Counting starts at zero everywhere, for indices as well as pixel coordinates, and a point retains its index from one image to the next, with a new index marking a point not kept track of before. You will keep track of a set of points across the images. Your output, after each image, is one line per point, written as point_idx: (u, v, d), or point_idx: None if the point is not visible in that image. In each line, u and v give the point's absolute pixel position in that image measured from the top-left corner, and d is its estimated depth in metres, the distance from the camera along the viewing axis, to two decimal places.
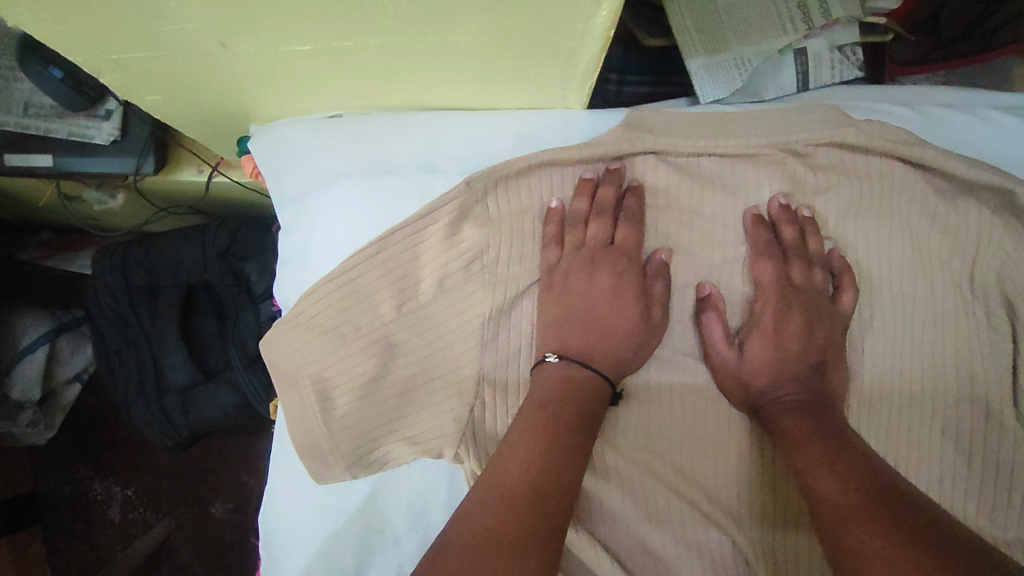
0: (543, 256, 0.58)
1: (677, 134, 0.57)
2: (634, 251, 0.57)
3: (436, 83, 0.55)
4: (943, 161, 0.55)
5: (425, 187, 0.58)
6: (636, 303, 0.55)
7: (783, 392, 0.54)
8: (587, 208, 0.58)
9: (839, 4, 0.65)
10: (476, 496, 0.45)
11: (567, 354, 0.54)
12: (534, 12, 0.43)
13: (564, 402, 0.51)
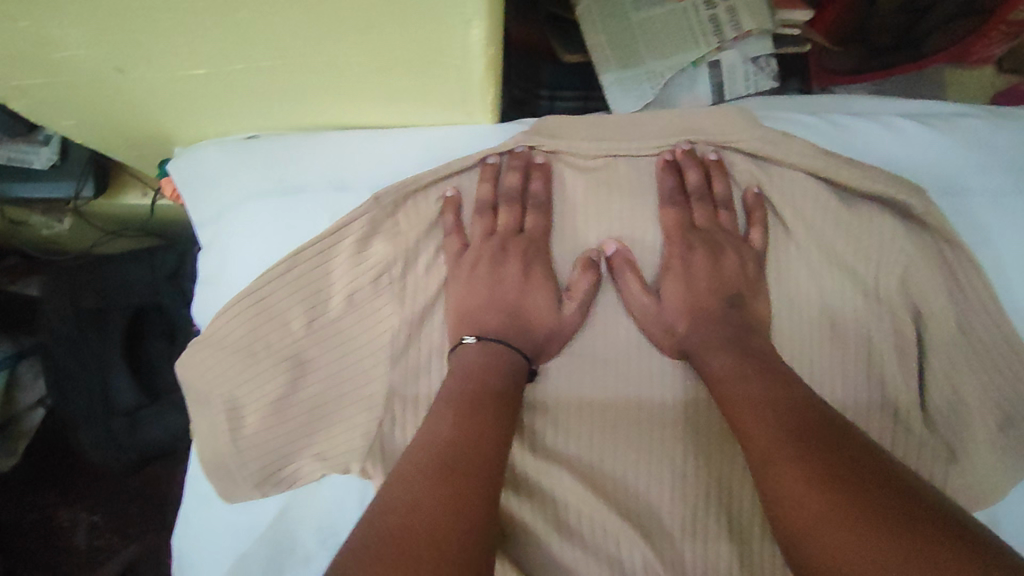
0: (446, 246, 0.58)
1: (581, 142, 0.58)
2: (539, 236, 0.59)
3: (343, 104, 0.56)
4: (837, 169, 0.56)
5: (336, 204, 0.59)
6: (550, 291, 0.58)
7: (710, 338, 0.55)
8: (492, 195, 0.59)
9: (750, 18, 0.65)
10: (412, 454, 0.46)
11: (486, 334, 0.56)
12: (410, 33, 0.43)
13: (493, 365, 0.54)
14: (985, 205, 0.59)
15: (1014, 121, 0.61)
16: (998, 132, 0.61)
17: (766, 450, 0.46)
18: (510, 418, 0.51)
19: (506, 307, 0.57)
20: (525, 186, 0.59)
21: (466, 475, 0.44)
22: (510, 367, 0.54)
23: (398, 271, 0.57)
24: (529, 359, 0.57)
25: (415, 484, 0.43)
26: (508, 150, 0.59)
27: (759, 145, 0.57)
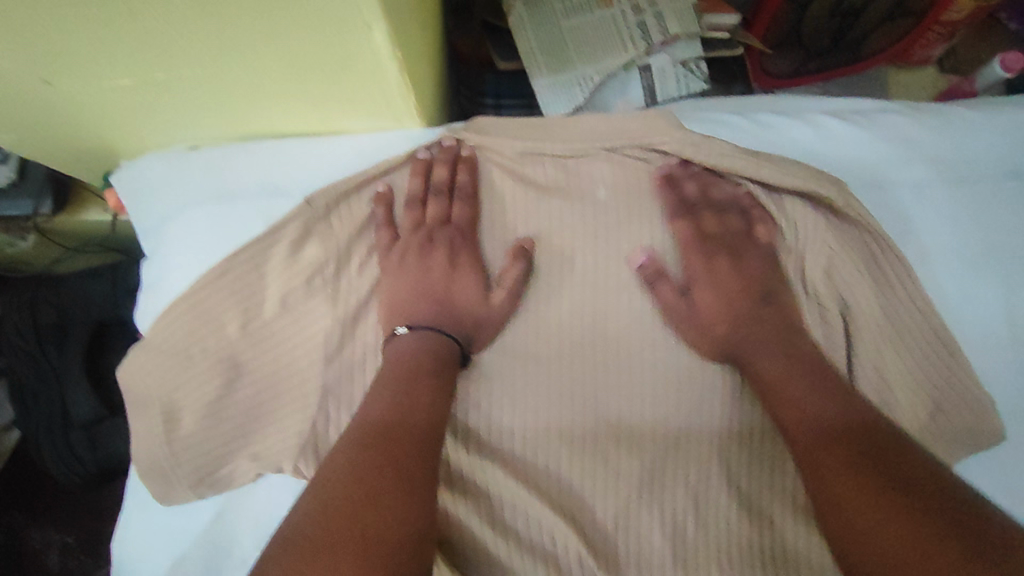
0: (378, 238, 0.60)
1: (506, 143, 0.60)
2: (466, 226, 0.59)
3: (275, 112, 0.58)
4: (756, 166, 0.57)
5: (271, 210, 0.62)
6: (475, 278, 0.58)
7: (751, 342, 0.56)
8: (422, 188, 0.60)
9: (676, 22, 0.67)
10: (350, 428, 0.49)
11: (417, 325, 0.57)
12: (315, 38, 0.45)
13: (424, 352, 0.55)
14: (905, 194, 0.60)
15: (931, 115, 0.63)
16: (915, 127, 0.62)
17: (827, 455, 0.48)
18: (444, 395, 0.53)
19: (438, 303, 0.58)
20: (452, 181, 0.60)
21: (399, 450, 0.47)
22: (436, 349, 0.55)
23: (330, 271, 0.59)
24: (460, 342, 0.57)
25: (346, 454, 0.46)
26: (436, 145, 0.61)
27: (682, 142, 0.59)
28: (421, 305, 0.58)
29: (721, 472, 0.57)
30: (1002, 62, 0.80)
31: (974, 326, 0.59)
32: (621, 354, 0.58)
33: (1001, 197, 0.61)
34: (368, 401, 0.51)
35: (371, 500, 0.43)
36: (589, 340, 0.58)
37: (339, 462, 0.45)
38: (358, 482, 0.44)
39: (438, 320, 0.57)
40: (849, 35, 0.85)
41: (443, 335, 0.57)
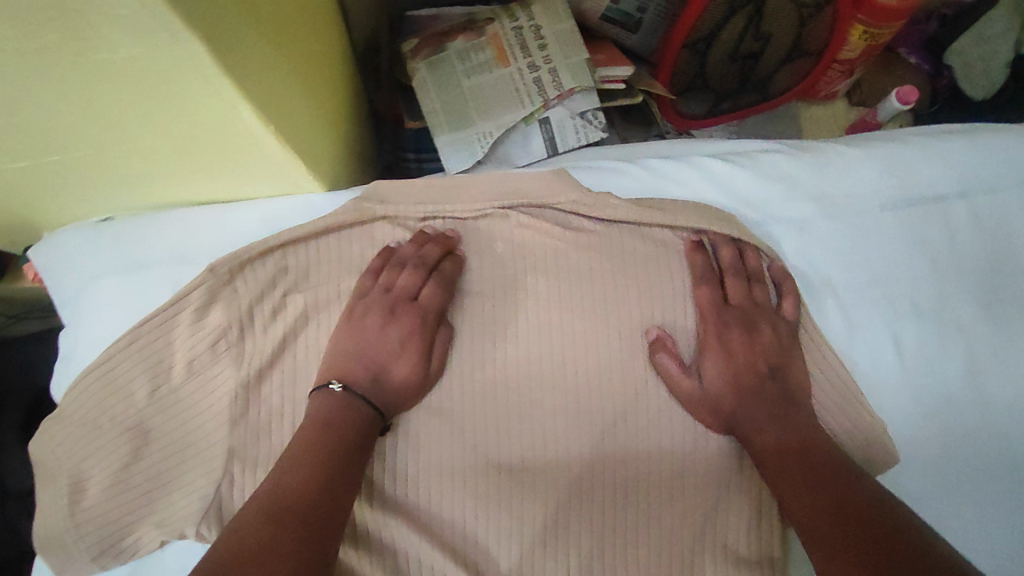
0: (359, 283, 0.61)
1: (404, 204, 0.65)
2: (431, 311, 0.59)
3: (175, 185, 0.60)
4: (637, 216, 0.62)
5: (178, 278, 0.63)
6: (415, 352, 0.57)
7: (749, 409, 0.56)
8: (411, 254, 0.61)
9: (571, 77, 0.70)
10: (253, 497, 0.46)
11: (353, 385, 0.55)
12: (186, 121, 0.47)
13: (343, 418, 0.53)
14: (788, 231, 0.63)
15: (810, 154, 0.66)
16: (795, 167, 0.65)
17: (804, 506, 0.48)
18: (357, 471, 0.51)
19: (374, 370, 0.56)
20: (438, 264, 0.61)
21: (308, 528, 0.44)
22: (358, 415, 0.53)
23: (234, 335, 0.60)
24: (380, 411, 0.55)
25: (251, 532, 0.42)
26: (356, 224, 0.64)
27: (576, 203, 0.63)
28: (352, 362, 0.57)
29: (625, 513, 0.58)
30: (897, 95, 0.83)
31: (861, 354, 0.61)
32: (524, 402, 0.59)
33: (880, 229, 0.63)
34: (274, 467, 0.49)
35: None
36: (492, 390, 0.59)
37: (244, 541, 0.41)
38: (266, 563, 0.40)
39: (372, 391, 0.55)
40: (755, 76, 0.87)
41: (366, 405, 0.54)
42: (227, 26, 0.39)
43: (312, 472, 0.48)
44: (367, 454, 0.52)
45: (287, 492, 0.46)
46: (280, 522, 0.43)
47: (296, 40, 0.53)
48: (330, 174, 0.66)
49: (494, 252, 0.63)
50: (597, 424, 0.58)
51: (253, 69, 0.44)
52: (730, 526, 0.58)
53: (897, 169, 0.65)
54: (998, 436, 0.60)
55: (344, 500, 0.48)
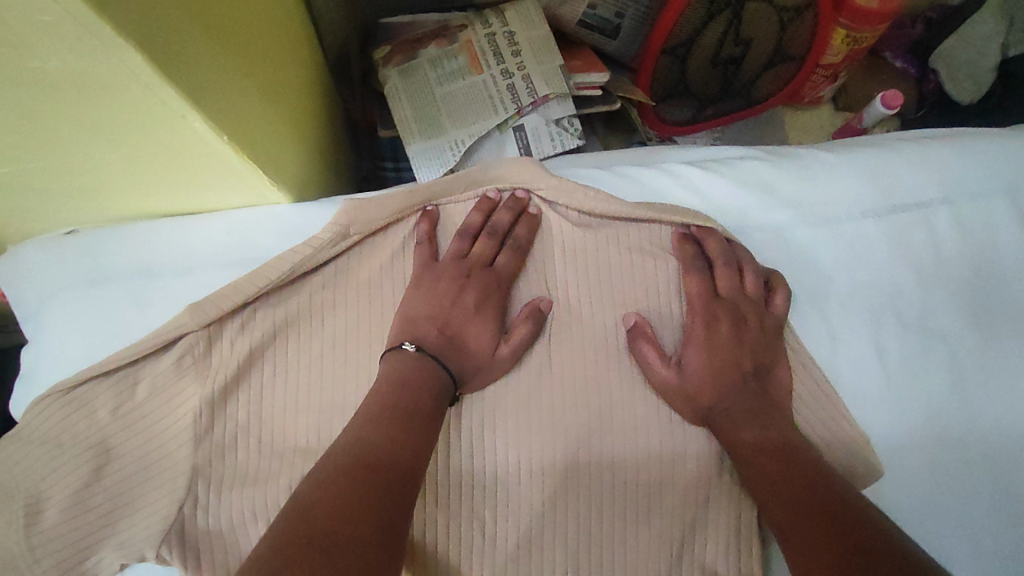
0: (420, 252, 0.60)
1: (383, 211, 0.61)
2: (506, 278, 0.59)
3: (137, 196, 0.58)
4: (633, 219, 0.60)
5: (143, 292, 0.62)
6: (490, 324, 0.56)
7: (732, 404, 0.53)
8: (479, 224, 0.61)
9: (544, 84, 0.70)
10: (331, 455, 0.43)
11: (424, 345, 0.53)
12: (134, 131, 0.46)
13: (423, 384, 0.50)
14: (770, 238, 0.61)
15: (789, 160, 0.64)
16: (774, 172, 0.63)
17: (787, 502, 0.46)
18: (432, 431, 0.49)
19: (447, 334, 0.55)
20: (511, 231, 0.61)
21: (388, 485, 0.42)
22: (433, 383, 0.51)
23: (199, 351, 0.57)
24: (456, 379, 0.53)
25: (329, 480, 0.41)
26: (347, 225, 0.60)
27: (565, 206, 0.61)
28: (421, 325, 0.55)
29: (606, 531, 0.55)
30: (881, 99, 0.82)
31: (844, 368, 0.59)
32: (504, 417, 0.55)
33: (861, 237, 0.61)
34: (353, 427, 0.46)
35: (364, 529, 0.38)
36: (473, 402, 0.55)
37: (320, 487, 0.40)
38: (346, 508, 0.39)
39: (445, 352, 0.53)
40: (737, 80, 0.85)
41: (443, 373, 0.52)
42: (165, 30, 0.38)
43: (391, 438, 0.46)
44: (439, 422, 0.50)
45: (371, 455, 0.44)
46: (361, 484, 0.41)
47: (253, 46, 0.52)
48: (297, 183, 0.65)
49: (537, 219, 0.61)
50: (579, 440, 0.55)
51: (199, 74, 0.43)
52: (710, 545, 0.56)
53: (878, 175, 0.63)
54: (985, 449, 0.58)
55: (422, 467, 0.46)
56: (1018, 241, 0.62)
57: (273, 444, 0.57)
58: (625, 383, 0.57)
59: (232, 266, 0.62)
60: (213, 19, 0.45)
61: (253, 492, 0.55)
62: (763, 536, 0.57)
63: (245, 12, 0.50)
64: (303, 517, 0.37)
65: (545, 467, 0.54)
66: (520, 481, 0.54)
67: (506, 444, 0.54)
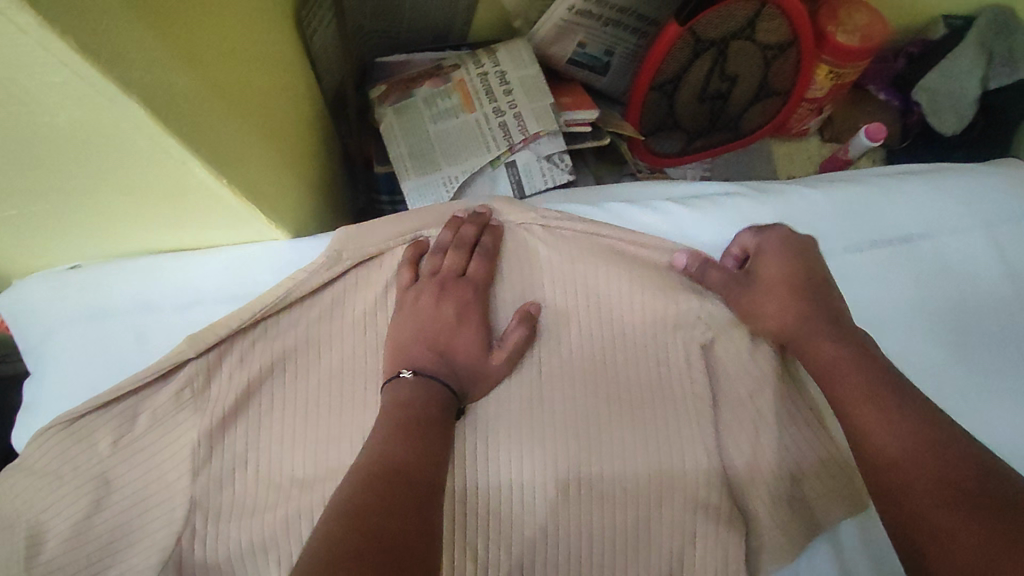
0: (398, 277, 0.61)
1: (374, 240, 0.63)
2: (481, 284, 0.60)
3: (140, 233, 0.60)
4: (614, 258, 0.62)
5: (141, 326, 0.64)
6: (479, 335, 0.57)
7: (822, 347, 0.55)
8: (449, 239, 0.62)
9: (536, 122, 0.73)
10: (357, 466, 0.47)
11: (421, 369, 0.54)
12: (136, 174, 0.47)
13: (425, 400, 0.52)
14: None
15: (772, 197, 0.66)
16: (758, 209, 0.65)
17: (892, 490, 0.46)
18: (445, 441, 0.51)
19: (440, 352, 0.56)
20: (478, 240, 0.62)
21: (413, 488, 0.46)
22: (439, 399, 0.53)
23: (199, 383, 0.59)
24: (455, 392, 0.54)
25: (363, 494, 0.44)
26: (341, 258, 0.62)
27: (548, 244, 0.62)
28: (416, 348, 0.56)
29: (599, 558, 0.56)
30: (865, 131, 0.84)
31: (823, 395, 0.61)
32: (500, 441, 0.56)
33: (847, 271, 0.63)
34: (371, 442, 0.49)
35: (401, 525, 0.42)
36: (470, 429, 0.56)
37: (357, 505, 0.43)
38: (389, 513, 0.43)
39: (441, 369, 0.55)
40: (724, 115, 0.88)
41: (439, 387, 0.54)
42: (167, 86, 0.41)
43: (407, 446, 0.48)
44: (450, 432, 0.52)
45: (393, 466, 0.46)
46: (389, 491, 0.44)
47: (253, 94, 0.55)
48: (295, 221, 0.67)
49: (502, 228, 0.63)
50: (573, 468, 0.56)
51: (199, 123, 0.46)
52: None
53: (860, 209, 0.65)
54: None
55: (439, 469, 0.49)
56: (997, 275, 0.64)
57: (269, 476, 0.59)
58: (614, 415, 0.58)
59: (228, 300, 0.65)
60: (212, 68, 0.47)
61: (249, 523, 0.57)
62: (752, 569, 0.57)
63: (246, 62, 0.53)
64: (346, 521, 0.41)
65: (538, 496, 0.55)
66: (513, 512, 0.55)
67: (499, 475, 0.56)
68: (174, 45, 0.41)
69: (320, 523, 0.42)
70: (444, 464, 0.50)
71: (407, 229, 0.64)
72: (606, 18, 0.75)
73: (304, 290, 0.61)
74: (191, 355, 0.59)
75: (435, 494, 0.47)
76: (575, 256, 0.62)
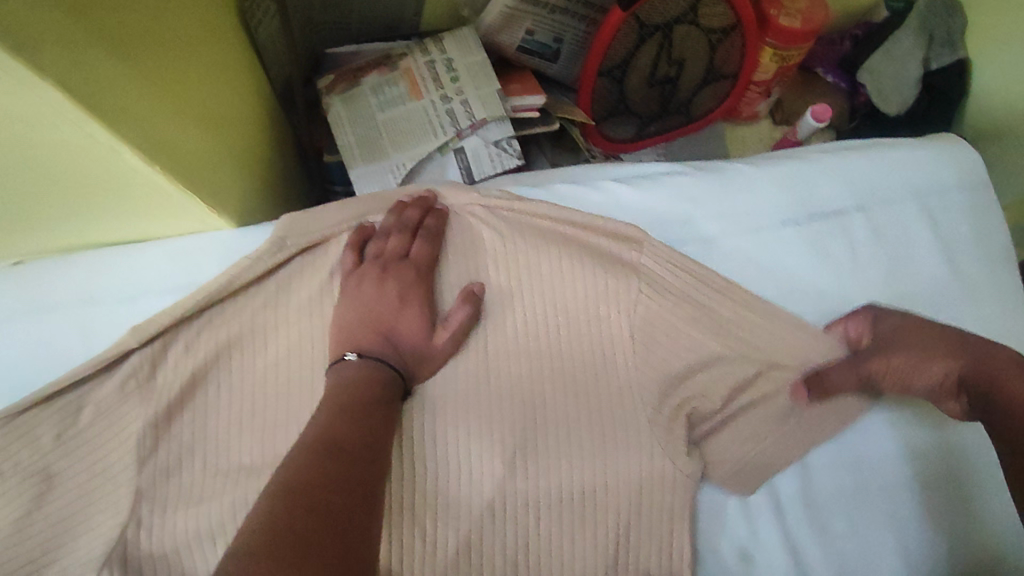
0: (341, 262, 0.60)
1: (318, 226, 0.62)
2: (424, 265, 0.60)
3: (79, 225, 0.59)
4: (559, 236, 0.62)
5: (85, 319, 0.63)
6: (422, 315, 0.57)
7: (1004, 385, 0.55)
8: (392, 223, 0.62)
9: (482, 108, 0.73)
10: (299, 442, 0.45)
11: (365, 351, 0.54)
12: (63, 163, 0.47)
13: (373, 381, 0.52)
14: (722, 246, 0.64)
15: (712, 174, 0.67)
16: (700, 186, 0.66)
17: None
18: (390, 422, 0.50)
19: (384, 333, 0.55)
20: (421, 223, 0.62)
21: (356, 465, 0.44)
22: (385, 380, 0.52)
23: (144, 373, 0.58)
24: (401, 373, 0.54)
25: (306, 468, 0.42)
26: (285, 245, 0.61)
27: (491, 222, 0.63)
28: (361, 330, 0.55)
29: (547, 531, 0.57)
30: (811, 112, 0.86)
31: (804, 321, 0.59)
32: (449, 419, 0.57)
33: (784, 245, 0.65)
34: (314, 421, 0.47)
35: (342, 501, 0.40)
36: (418, 408, 0.56)
37: (302, 475, 0.41)
38: (333, 488, 0.41)
39: (386, 351, 0.54)
40: (675, 99, 0.89)
41: (383, 368, 0.53)
42: (88, 69, 0.40)
43: (355, 425, 0.47)
44: (394, 411, 0.52)
45: (338, 445, 0.45)
46: (332, 467, 0.42)
47: (191, 81, 0.55)
48: (241, 209, 0.67)
49: (446, 211, 0.63)
50: (522, 443, 0.58)
51: (127, 108, 0.45)
52: (642, 541, 0.59)
53: (798, 184, 0.66)
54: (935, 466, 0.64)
55: (383, 447, 0.48)
56: (928, 245, 0.66)
57: (217, 464, 0.58)
58: (561, 390, 0.60)
59: (174, 291, 0.64)
60: (142, 54, 0.47)
61: (196, 512, 0.56)
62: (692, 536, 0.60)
63: (182, 51, 0.53)
64: (288, 494, 0.39)
65: (486, 471, 0.57)
66: (460, 488, 0.56)
67: (447, 453, 0.56)
68: (95, 29, 0.40)
69: (264, 492, 0.40)
70: (389, 443, 0.49)
71: (350, 214, 0.64)
72: (551, 4, 0.76)
73: (248, 277, 0.60)
74: (135, 345, 0.58)
75: (379, 472, 0.45)
76: (517, 235, 0.62)
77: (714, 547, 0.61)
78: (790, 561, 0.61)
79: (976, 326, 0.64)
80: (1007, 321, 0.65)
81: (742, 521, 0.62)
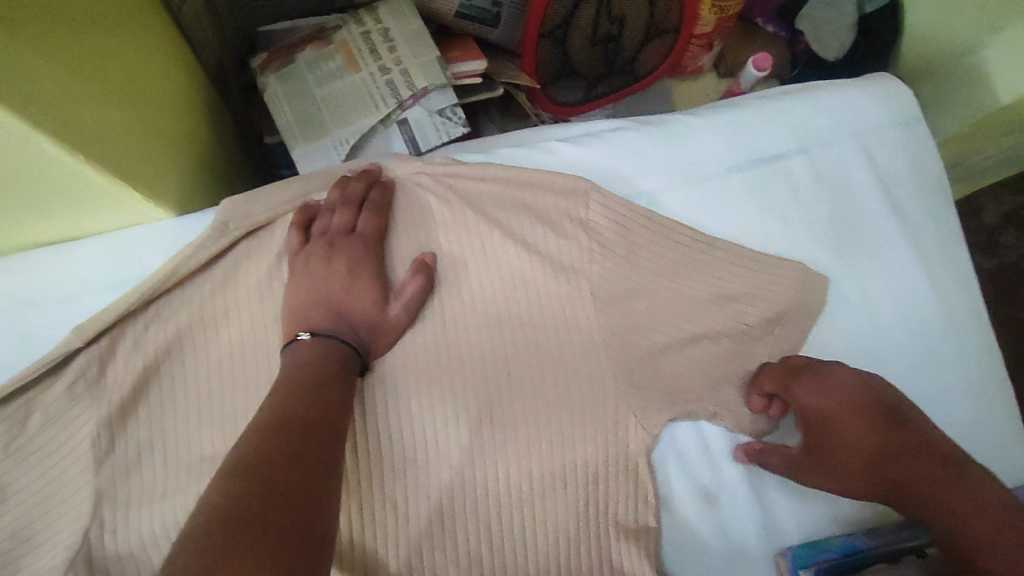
0: (287, 242, 0.59)
1: (262, 207, 0.61)
2: (372, 238, 0.59)
3: (10, 229, 0.57)
4: (507, 202, 0.63)
5: (22, 321, 0.61)
6: (374, 289, 0.57)
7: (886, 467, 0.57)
8: (337, 199, 0.61)
9: (422, 77, 0.73)
10: (251, 422, 0.44)
11: (319, 329, 0.53)
12: None
13: (325, 358, 0.51)
14: (668, 197, 0.65)
15: (655, 128, 0.67)
16: (643, 139, 0.66)
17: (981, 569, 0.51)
18: (346, 396, 0.50)
19: (335, 311, 0.55)
20: (365, 197, 0.61)
21: (313, 440, 0.43)
22: (340, 355, 0.52)
23: (92, 374, 0.57)
24: (357, 348, 0.54)
25: (260, 447, 0.41)
26: (232, 226, 0.60)
27: (438, 190, 0.63)
28: (313, 309, 0.54)
29: (518, 493, 0.58)
30: (753, 62, 0.87)
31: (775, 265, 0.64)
32: (411, 389, 0.57)
33: (728, 192, 0.66)
34: (266, 402, 0.47)
35: (298, 476, 0.40)
36: (379, 379, 0.56)
37: (254, 454, 0.40)
38: (287, 464, 0.40)
39: (340, 328, 0.54)
40: (619, 58, 0.89)
41: (338, 344, 0.53)
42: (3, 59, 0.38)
43: (310, 402, 0.46)
44: (353, 382, 0.51)
45: (293, 422, 0.44)
46: (288, 444, 0.42)
47: (117, 68, 0.52)
48: (180, 197, 0.65)
49: (392, 182, 0.63)
50: (486, 407, 0.58)
51: (49, 99, 0.43)
52: (612, 492, 0.60)
53: (739, 130, 0.67)
54: None
55: (341, 421, 0.47)
56: (868, 184, 0.68)
57: (176, 460, 0.57)
58: (521, 355, 0.60)
59: (118, 286, 0.62)
60: (62, 41, 0.44)
61: (160, 509, 0.55)
62: (655, 481, 0.61)
63: (104, 34, 0.50)
64: (242, 473, 0.38)
65: (451, 438, 0.57)
66: (427, 457, 0.56)
67: (412, 424, 0.56)
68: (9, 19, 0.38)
69: (217, 474, 0.39)
70: (347, 416, 0.48)
71: (295, 194, 0.63)
72: None
73: (194, 265, 0.59)
74: (80, 344, 0.56)
75: (337, 446, 0.45)
76: (464, 202, 0.62)
77: (678, 485, 0.63)
78: (750, 490, 0.63)
79: (914, 257, 0.67)
80: (942, 251, 0.68)
81: (707, 472, 0.63)
